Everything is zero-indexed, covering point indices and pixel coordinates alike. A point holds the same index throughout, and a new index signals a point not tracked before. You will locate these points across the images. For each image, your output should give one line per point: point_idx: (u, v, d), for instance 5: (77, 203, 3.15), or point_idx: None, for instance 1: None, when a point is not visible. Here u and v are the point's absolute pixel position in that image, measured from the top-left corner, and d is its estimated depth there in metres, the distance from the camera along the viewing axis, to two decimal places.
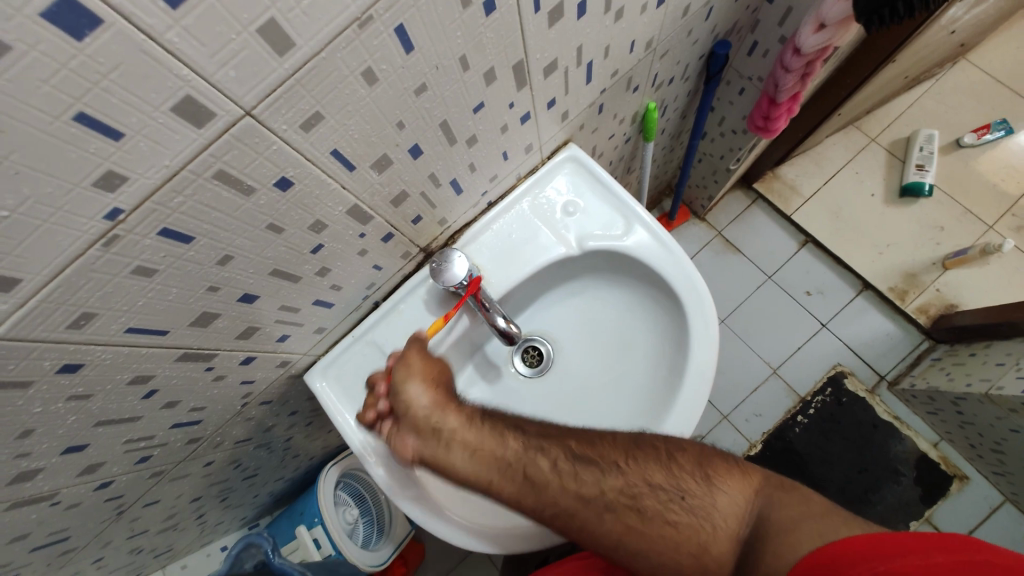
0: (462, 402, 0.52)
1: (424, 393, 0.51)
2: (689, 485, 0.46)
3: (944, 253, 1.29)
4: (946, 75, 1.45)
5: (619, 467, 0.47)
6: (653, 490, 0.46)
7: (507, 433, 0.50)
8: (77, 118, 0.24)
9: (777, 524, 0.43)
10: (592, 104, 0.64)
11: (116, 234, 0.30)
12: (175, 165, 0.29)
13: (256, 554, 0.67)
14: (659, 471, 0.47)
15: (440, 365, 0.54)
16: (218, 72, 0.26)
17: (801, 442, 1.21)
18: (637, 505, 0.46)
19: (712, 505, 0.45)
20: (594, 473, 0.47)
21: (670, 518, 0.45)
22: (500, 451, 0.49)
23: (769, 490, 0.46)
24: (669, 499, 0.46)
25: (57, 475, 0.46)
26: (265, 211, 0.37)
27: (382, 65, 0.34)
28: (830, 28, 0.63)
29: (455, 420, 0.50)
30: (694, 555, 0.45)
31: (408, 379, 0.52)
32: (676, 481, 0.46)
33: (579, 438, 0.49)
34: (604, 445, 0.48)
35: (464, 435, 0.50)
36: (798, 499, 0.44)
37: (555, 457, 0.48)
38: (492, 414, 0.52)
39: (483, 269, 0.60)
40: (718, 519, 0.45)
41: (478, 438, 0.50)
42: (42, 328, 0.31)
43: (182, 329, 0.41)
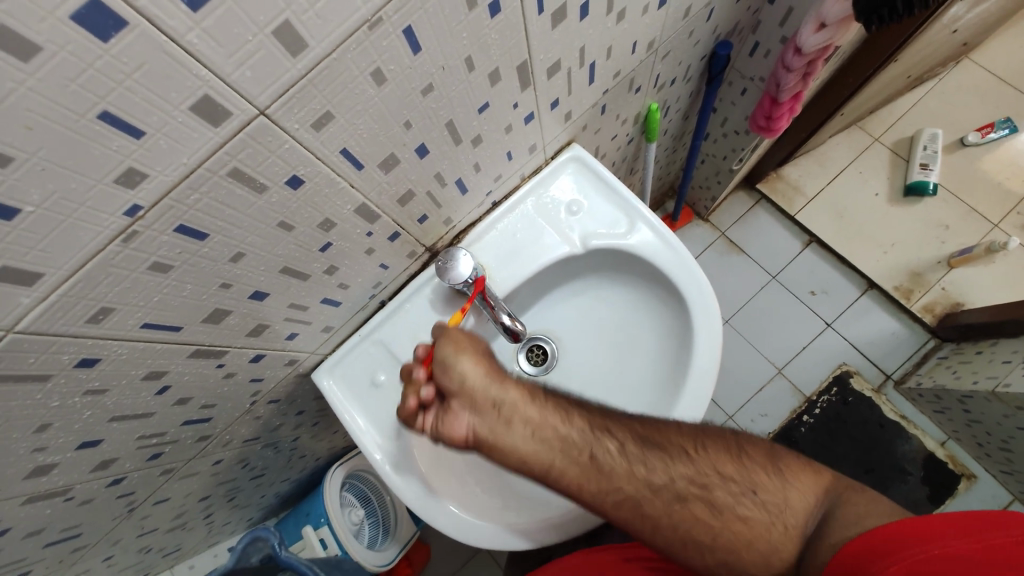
0: (515, 376, 0.52)
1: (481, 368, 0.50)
2: (761, 479, 0.47)
3: (949, 252, 1.29)
4: (949, 75, 1.45)
5: (689, 452, 0.48)
6: (727, 480, 0.47)
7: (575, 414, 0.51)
8: (100, 116, 0.25)
9: (847, 515, 0.42)
10: (595, 105, 0.65)
11: (134, 230, 0.31)
12: (192, 163, 0.30)
13: (263, 548, 0.67)
14: (729, 462, 0.48)
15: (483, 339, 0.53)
16: (235, 72, 0.27)
17: (808, 442, 1.21)
18: (708, 494, 0.47)
19: (785, 496, 0.46)
20: (663, 459, 0.48)
21: (742, 508, 0.46)
22: (567, 434, 0.50)
23: (840, 488, 0.45)
24: (741, 492, 0.46)
25: (72, 470, 0.47)
26: (276, 209, 0.38)
27: (390, 66, 0.35)
28: (832, 27, 0.64)
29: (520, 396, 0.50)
30: (761, 548, 0.45)
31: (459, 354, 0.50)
32: (748, 473, 0.47)
33: (647, 422, 0.50)
34: (676, 434, 0.50)
35: (528, 413, 0.50)
36: (866, 498, 0.44)
37: (623, 441, 0.49)
38: (555, 395, 0.52)
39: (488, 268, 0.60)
40: (790, 516, 0.45)
41: (541, 416, 0.50)
42: (63, 322, 0.32)
43: (195, 325, 0.42)
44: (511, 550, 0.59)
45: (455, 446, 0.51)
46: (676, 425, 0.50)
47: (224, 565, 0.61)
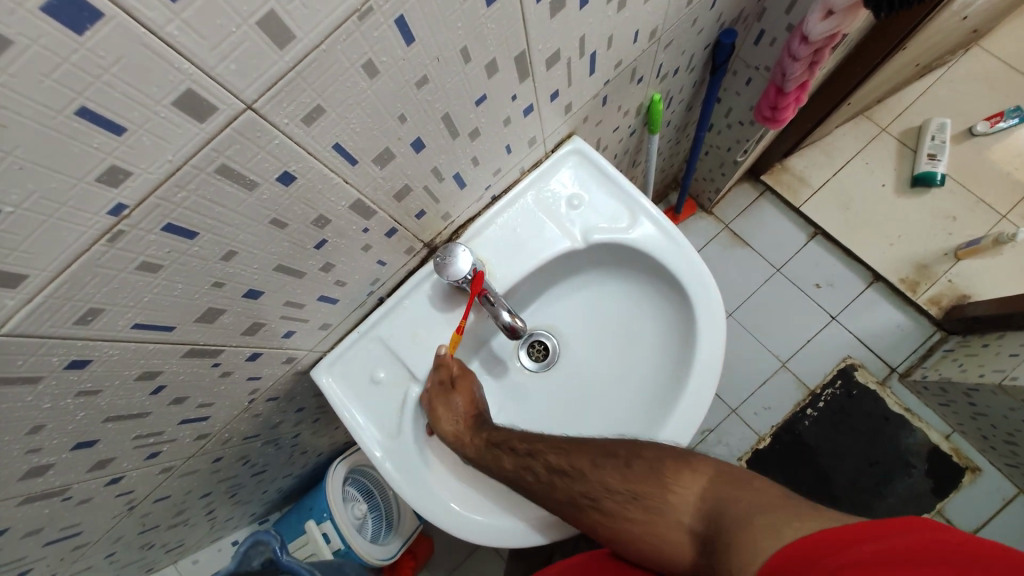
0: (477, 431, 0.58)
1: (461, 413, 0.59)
2: (645, 486, 0.49)
3: (956, 243, 1.27)
4: (958, 63, 1.42)
5: (587, 468, 0.52)
6: (616, 492, 0.50)
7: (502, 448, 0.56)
8: (79, 113, 0.24)
9: (731, 520, 0.42)
10: (595, 96, 0.64)
11: (121, 229, 0.30)
12: (177, 160, 0.29)
13: (265, 551, 0.66)
14: (617, 476, 0.50)
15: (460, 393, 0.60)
16: (218, 65, 0.26)
17: (811, 435, 1.21)
18: (603, 505, 0.50)
19: (672, 499, 0.47)
20: (566, 482, 0.52)
21: (632, 515, 0.48)
22: (497, 468, 0.55)
23: (722, 485, 0.45)
24: (626, 501, 0.49)
25: (69, 470, 0.47)
26: (268, 206, 0.37)
27: (382, 57, 0.34)
28: (839, 14, 0.62)
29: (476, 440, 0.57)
30: (653, 546, 0.47)
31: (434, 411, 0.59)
32: (637, 481, 0.49)
33: (557, 450, 0.54)
34: (575, 456, 0.53)
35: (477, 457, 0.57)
36: (751, 494, 0.43)
37: (540, 471, 0.53)
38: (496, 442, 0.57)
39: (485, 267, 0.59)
40: (672, 516, 0.47)
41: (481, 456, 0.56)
42: (51, 323, 0.32)
43: (188, 325, 0.41)
44: (512, 545, 0.59)
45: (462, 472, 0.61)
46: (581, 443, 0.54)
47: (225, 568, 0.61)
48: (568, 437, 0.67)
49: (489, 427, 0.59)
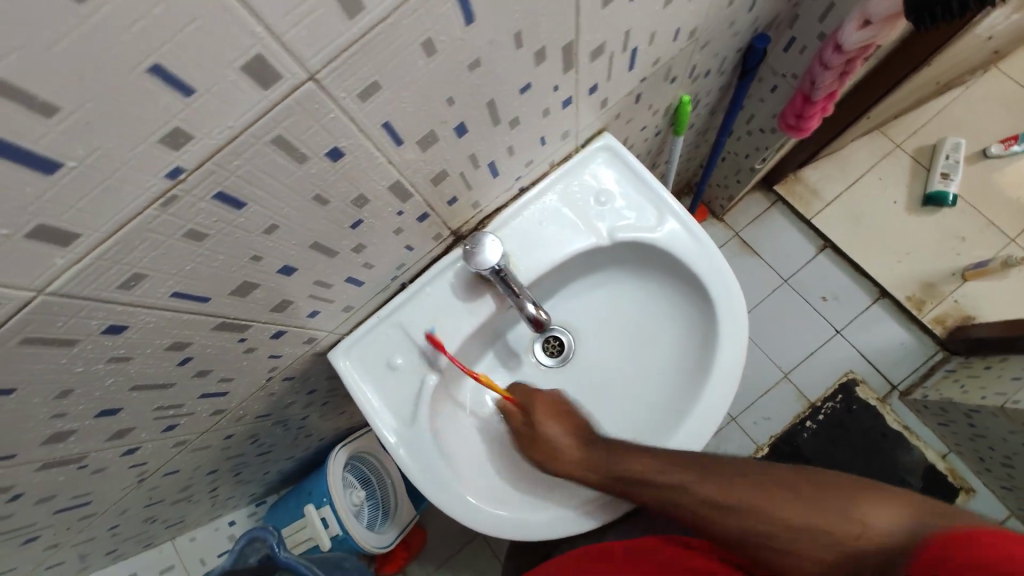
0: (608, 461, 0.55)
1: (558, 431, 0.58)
2: (828, 518, 0.43)
3: (964, 264, 1.28)
4: (975, 83, 1.43)
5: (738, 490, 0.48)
6: (774, 520, 0.45)
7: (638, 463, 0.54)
8: (151, 70, 0.23)
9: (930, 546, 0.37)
10: (630, 93, 0.64)
11: (175, 194, 0.29)
12: (237, 127, 0.28)
13: (262, 548, 0.65)
14: (793, 507, 0.45)
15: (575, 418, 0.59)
16: (289, 31, 0.26)
17: (809, 447, 1.21)
18: (756, 530, 0.46)
19: (842, 531, 0.42)
20: (726, 512, 0.48)
21: (797, 545, 0.44)
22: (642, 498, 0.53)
23: (929, 515, 0.40)
24: (809, 536, 0.44)
25: (89, 439, 0.47)
26: (314, 181, 0.37)
27: (441, 36, 0.33)
28: (877, 25, 0.62)
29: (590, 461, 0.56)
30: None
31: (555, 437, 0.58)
32: (802, 508, 0.45)
33: (707, 478, 0.50)
34: (737, 487, 0.48)
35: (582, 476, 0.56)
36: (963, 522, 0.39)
37: (695, 500, 0.50)
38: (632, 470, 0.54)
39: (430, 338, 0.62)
40: (866, 550, 0.41)
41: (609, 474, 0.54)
42: (95, 286, 0.31)
43: (223, 297, 0.41)
44: (515, 539, 0.59)
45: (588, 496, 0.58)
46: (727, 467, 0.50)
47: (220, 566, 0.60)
48: None
49: (615, 456, 0.55)
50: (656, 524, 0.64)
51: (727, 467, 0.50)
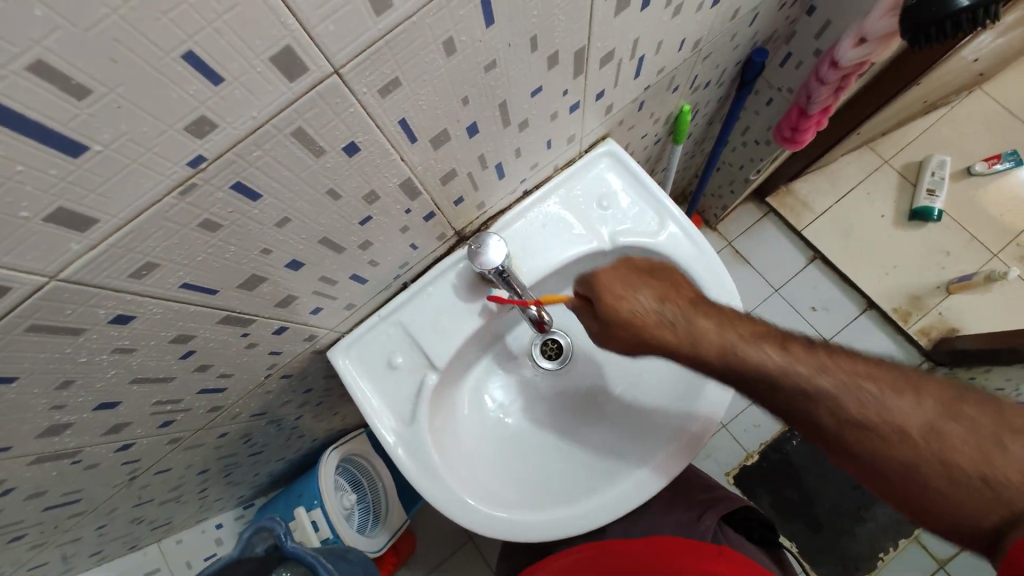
0: (694, 319, 0.51)
1: (659, 300, 0.52)
2: (978, 436, 0.39)
3: (948, 278, 1.31)
4: (960, 103, 1.47)
5: (877, 394, 0.43)
6: (902, 428, 0.41)
7: (755, 345, 0.48)
8: (185, 56, 0.24)
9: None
10: (634, 101, 0.65)
11: (194, 182, 0.29)
12: (261, 118, 0.29)
13: (268, 538, 0.65)
14: (935, 411, 0.41)
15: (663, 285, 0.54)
16: (319, 25, 0.26)
17: (798, 455, 1.21)
18: (883, 434, 0.42)
19: (997, 461, 0.38)
20: (844, 392, 0.44)
21: (917, 453, 0.40)
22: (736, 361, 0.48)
23: None
24: (943, 439, 0.40)
25: (85, 432, 0.46)
26: (328, 175, 0.37)
27: (462, 37, 0.34)
28: (872, 43, 0.64)
29: (690, 335, 0.50)
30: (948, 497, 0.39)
31: (637, 292, 0.53)
32: (967, 429, 0.40)
33: (835, 357, 0.46)
34: (872, 376, 0.44)
35: (673, 346, 0.51)
36: None
37: (811, 371, 0.45)
38: (726, 328, 0.50)
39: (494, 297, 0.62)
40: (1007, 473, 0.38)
41: (704, 344, 0.49)
42: (106, 274, 0.31)
43: (230, 290, 0.41)
44: (512, 540, 0.59)
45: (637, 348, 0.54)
46: (870, 366, 0.45)
47: (228, 554, 0.58)
48: (578, 436, 0.67)
49: (704, 322, 0.51)
50: (658, 525, 0.65)
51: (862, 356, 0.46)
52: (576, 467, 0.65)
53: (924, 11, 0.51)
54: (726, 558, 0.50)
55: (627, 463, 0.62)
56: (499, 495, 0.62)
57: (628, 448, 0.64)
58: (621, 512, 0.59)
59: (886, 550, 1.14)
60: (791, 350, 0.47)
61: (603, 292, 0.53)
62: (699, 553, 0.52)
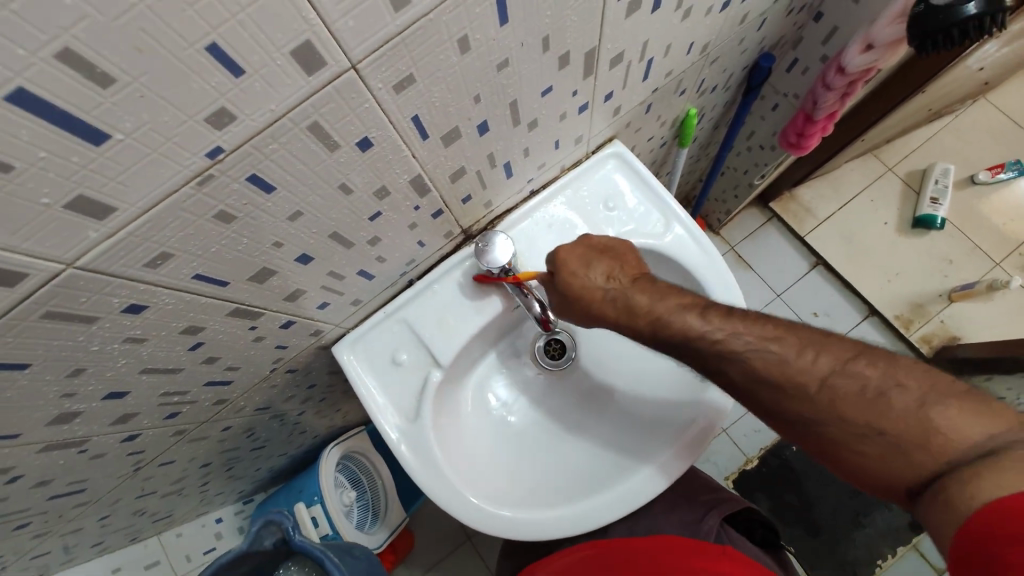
0: (639, 291, 0.53)
1: (604, 276, 0.54)
2: (874, 388, 0.39)
3: (951, 286, 1.32)
4: (964, 112, 1.47)
5: (782, 355, 0.44)
6: (810, 388, 0.42)
7: (680, 314, 0.50)
8: (208, 48, 0.24)
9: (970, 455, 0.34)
10: (641, 103, 0.65)
11: (211, 173, 0.30)
12: (279, 111, 0.29)
13: (278, 531, 0.64)
14: (836, 369, 0.41)
15: (611, 257, 0.55)
16: (339, 20, 0.27)
17: (799, 460, 1.21)
18: (792, 394, 0.43)
19: (890, 413, 0.38)
20: (764, 357, 0.44)
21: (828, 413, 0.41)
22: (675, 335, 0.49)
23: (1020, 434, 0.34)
24: (851, 398, 0.40)
25: (92, 422, 0.46)
26: (341, 170, 0.37)
27: (477, 35, 0.34)
28: (878, 50, 0.64)
29: (627, 308, 0.52)
30: (859, 456, 0.39)
31: (587, 264, 0.54)
32: (860, 385, 0.40)
33: (755, 322, 0.46)
34: (784, 338, 0.45)
35: (612, 319, 0.53)
36: None
37: (736, 337, 0.46)
38: (661, 300, 0.51)
39: (478, 275, 0.62)
40: (903, 427, 0.37)
41: (642, 314, 0.51)
42: (122, 263, 0.31)
43: (241, 282, 0.41)
44: (512, 538, 0.59)
45: (586, 323, 0.56)
46: (781, 327, 0.45)
47: (236, 548, 0.58)
48: (579, 435, 0.68)
49: (650, 294, 0.52)
50: (659, 525, 0.65)
51: (780, 319, 0.46)
52: (575, 465, 0.66)
53: (932, 19, 0.52)
54: (729, 557, 0.50)
55: (627, 463, 0.63)
56: (501, 494, 0.62)
57: (630, 447, 0.64)
58: (624, 513, 0.59)
59: (884, 556, 1.14)
60: (710, 318, 0.48)
61: (561, 268, 0.54)
62: (702, 553, 0.52)
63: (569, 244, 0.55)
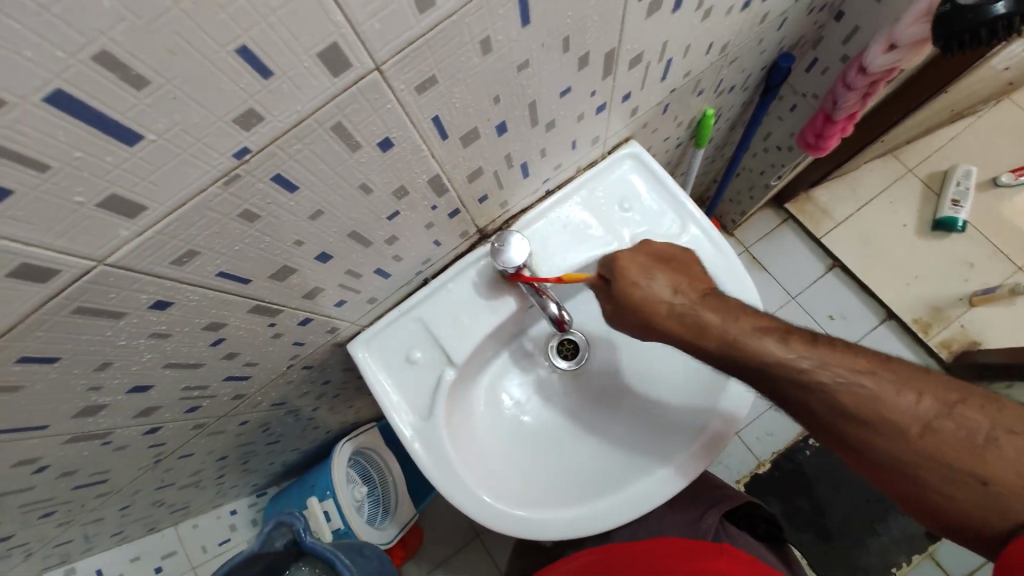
0: (711, 311, 0.50)
1: (670, 289, 0.52)
2: (974, 431, 0.38)
3: (972, 290, 1.29)
4: (988, 113, 1.44)
5: (876, 392, 0.42)
6: (904, 426, 0.40)
7: (758, 338, 0.47)
8: (238, 50, 0.24)
9: None
10: (659, 104, 0.65)
11: (237, 173, 0.30)
12: (304, 112, 0.30)
13: (288, 533, 0.66)
14: (934, 408, 0.40)
15: (678, 272, 0.53)
16: (366, 22, 0.27)
17: (812, 465, 1.20)
18: (882, 430, 0.41)
19: (991, 458, 0.37)
20: (851, 389, 0.42)
21: (922, 453, 0.40)
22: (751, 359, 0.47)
23: None
24: (949, 440, 0.39)
25: (117, 415, 0.47)
26: (362, 170, 0.37)
27: (498, 36, 0.35)
28: (902, 50, 0.63)
29: (695, 327, 0.50)
30: (950, 500, 0.39)
31: (652, 276, 0.53)
32: (963, 428, 0.39)
33: (842, 352, 0.44)
34: (876, 371, 0.42)
35: (678, 337, 0.51)
36: None
37: (821, 367, 0.44)
38: (736, 321, 0.49)
39: (512, 275, 0.60)
40: (1004, 473, 0.37)
41: (716, 336, 0.49)
42: (150, 260, 0.32)
43: (262, 280, 0.42)
44: (519, 536, 0.59)
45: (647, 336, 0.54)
46: (874, 362, 0.43)
47: (248, 548, 0.60)
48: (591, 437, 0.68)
49: (720, 312, 0.50)
50: (664, 527, 0.65)
51: (868, 350, 0.44)
52: (586, 465, 0.66)
53: (959, 19, 0.51)
54: (726, 556, 0.50)
55: (637, 463, 0.63)
56: (510, 493, 0.62)
57: (641, 450, 0.64)
58: (632, 516, 0.59)
59: (899, 564, 1.12)
60: (793, 344, 0.46)
61: (619, 275, 0.53)
62: (702, 554, 0.51)
63: (629, 251, 0.54)
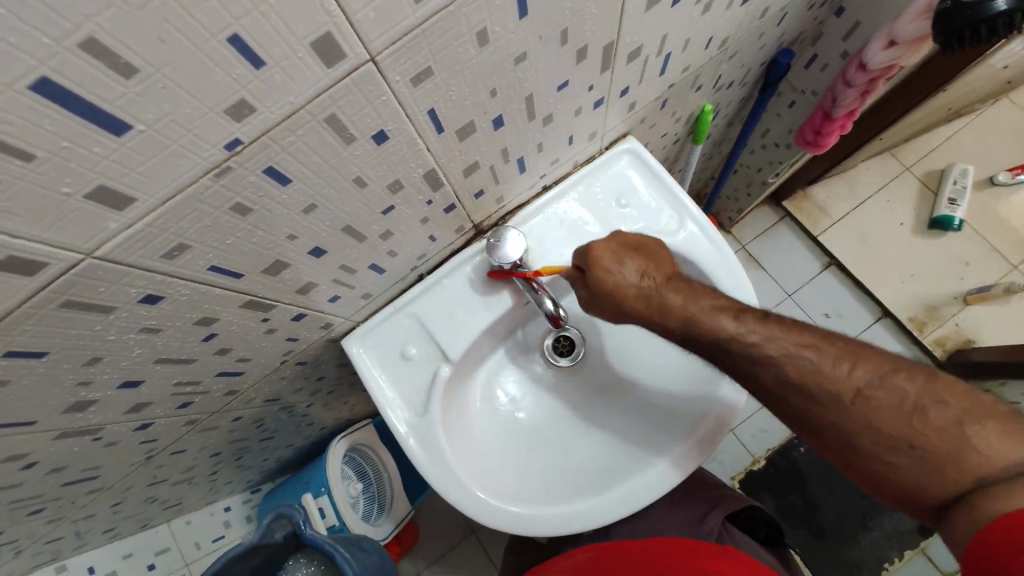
0: (673, 291, 0.53)
1: (638, 273, 0.53)
2: (911, 402, 0.40)
3: (967, 288, 1.29)
4: (985, 112, 1.44)
5: (818, 364, 0.44)
6: (844, 395, 0.43)
7: (716, 317, 0.50)
8: (230, 39, 0.24)
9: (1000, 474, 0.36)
10: (657, 99, 0.64)
11: (229, 165, 0.30)
12: (298, 103, 0.29)
13: (287, 525, 0.65)
14: (871, 377, 0.42)
15: (646, 257, 0.55)
16: (360, 11, 0.26)
17: (806, 462, 1.20)
18: (823, 399, 0.43)
19: (925, 427, 0.39)
20: (795, 362, 0.45)
21: (863, 422, 0.42)
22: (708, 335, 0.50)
23: None
24: (888, 410, 0.41)
25: (107, 410, 0.47)
26: (356, 163, 0.37)
27: (496, 27, 0.34)
28: (901, 47, 0.62)
29: (660, 307, 0.52)
30: (891, 468, 0.41)
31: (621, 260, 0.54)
32: (900, 397, 0.41)
33: (789, 328, 0.47)
34: (819, 346, 0.45)
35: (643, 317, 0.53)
36: None
37: (768, 340, 0.47)
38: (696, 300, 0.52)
39: (494, 274, 0.62)
40: (937, 440, 0.39)
41: (676, 314, 0.51)
42: (139, 254, 0.31)
43: (255, 275, 0.41)
44: (514, 533, 0.59)
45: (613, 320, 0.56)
46: (816, 338, 0.46)
47: (247, 540, 0.59)
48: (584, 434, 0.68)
49: (684, 294, 0.52)
50: (659, 526, 0.64)
51: (813, 327, 0.47)
52: (579, 462, 0.66)
53: (960, 15, 0.50)
54: (728, 557, 0.50)
55: (631, 460, 0.63)
56: (505, 491, 0.62)
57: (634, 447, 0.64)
58: (627, 513, 0.59)
59: (891, 560, 1.13)
60: (745, 321, 0.49)
61: (594, 264, 0.53)
62: (703, 554, 0.51)
63: (602, 239, 0.54)
